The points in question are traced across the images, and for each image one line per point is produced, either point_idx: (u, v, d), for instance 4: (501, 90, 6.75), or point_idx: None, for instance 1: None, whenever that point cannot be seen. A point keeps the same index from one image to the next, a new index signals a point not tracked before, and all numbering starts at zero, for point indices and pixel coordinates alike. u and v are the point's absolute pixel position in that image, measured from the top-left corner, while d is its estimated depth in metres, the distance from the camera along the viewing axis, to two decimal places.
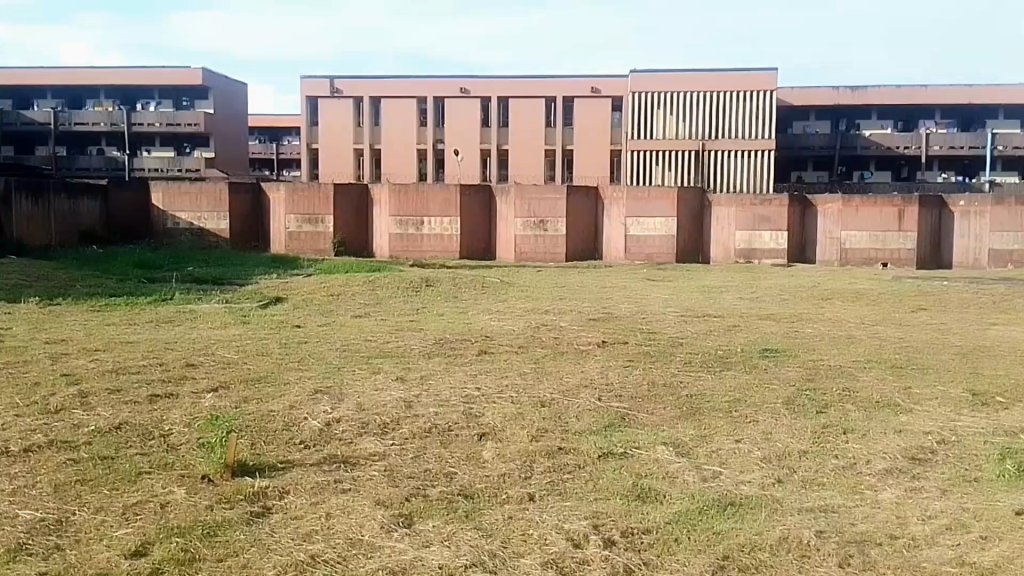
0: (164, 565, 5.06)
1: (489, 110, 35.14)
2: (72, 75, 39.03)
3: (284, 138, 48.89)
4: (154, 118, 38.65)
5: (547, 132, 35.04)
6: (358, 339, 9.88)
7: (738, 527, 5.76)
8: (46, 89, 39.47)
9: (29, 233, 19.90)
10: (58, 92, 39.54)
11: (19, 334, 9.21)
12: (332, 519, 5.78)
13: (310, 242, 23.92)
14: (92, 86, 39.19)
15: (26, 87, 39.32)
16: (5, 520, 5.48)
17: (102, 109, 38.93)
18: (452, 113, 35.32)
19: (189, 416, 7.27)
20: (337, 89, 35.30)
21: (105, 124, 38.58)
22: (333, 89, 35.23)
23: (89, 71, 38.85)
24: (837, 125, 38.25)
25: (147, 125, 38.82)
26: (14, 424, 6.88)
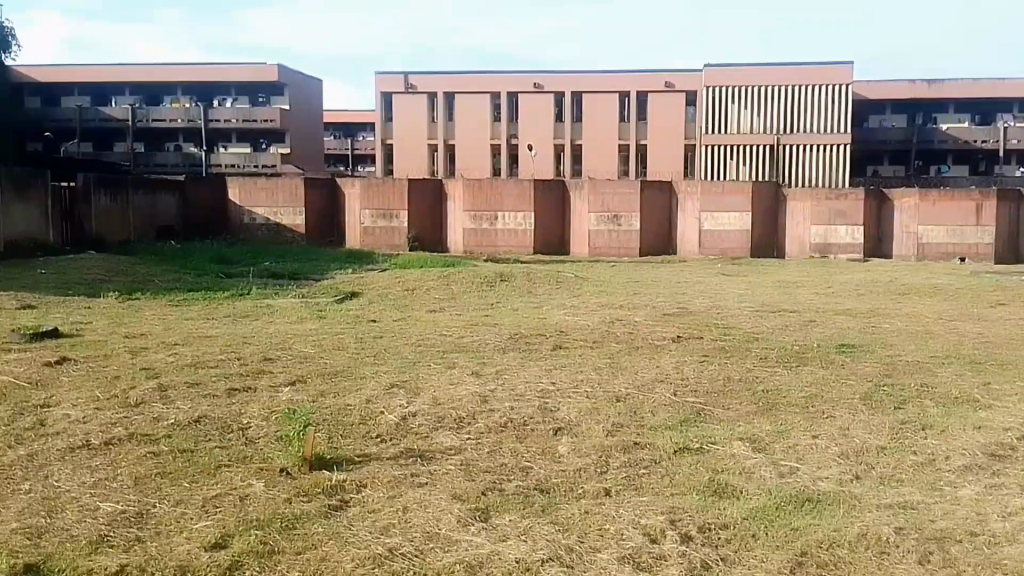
0: (244, 557, 5.09)
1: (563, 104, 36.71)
2: (150, 72, 39.73)
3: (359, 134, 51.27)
4: (231, 114, 39.33)
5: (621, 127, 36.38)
6: (432, 333, 9.90)
7: (816, 524, 5.69)
8: (125, 86, 40.24)
9: (107, 228, 20.60)
10: (135, 89, 40.28)
11: (99, 328, 9.37)
12: (409, 513, 5.80)
13: (384, 238, 24.17)
14: (170, 83, 39.97)
15: (106, 84, 40.16)
16: (87, 512, 5.49)
17: (179, 105, 39.66)
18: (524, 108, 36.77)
19: (267, 410, 7.28)
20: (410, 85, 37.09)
21: (182, 121, 39.26)
22: (408, 86, 37.05)
23: (167, 69, 39.61)
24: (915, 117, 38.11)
25: (224, 122, 39.38)
26: (96, 417, 6.87)
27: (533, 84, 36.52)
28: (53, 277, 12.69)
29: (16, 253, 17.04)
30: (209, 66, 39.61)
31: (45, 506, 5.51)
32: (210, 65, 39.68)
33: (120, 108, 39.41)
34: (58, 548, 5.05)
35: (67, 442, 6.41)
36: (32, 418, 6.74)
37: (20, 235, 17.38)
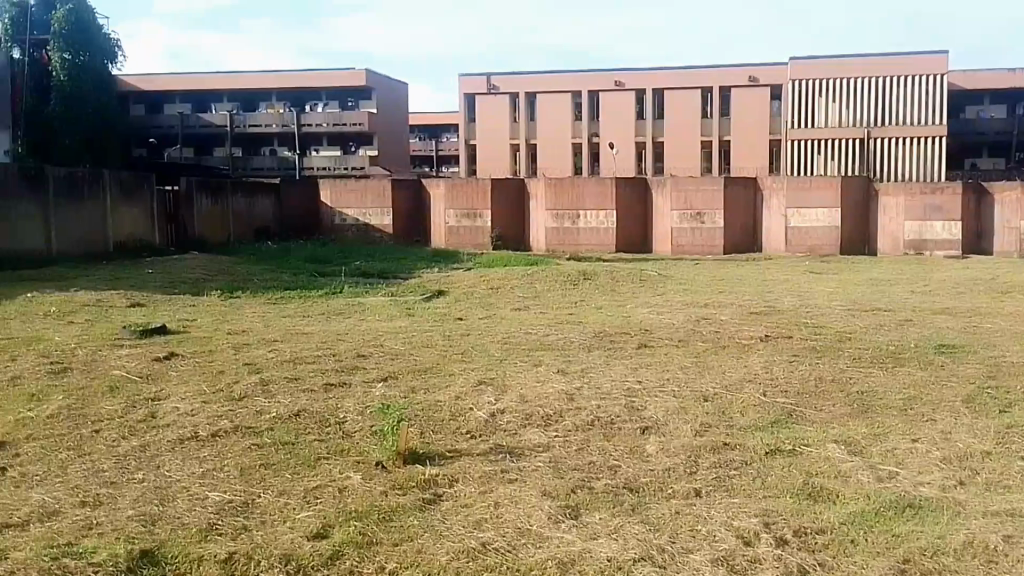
0: (344, 547, 5.25)
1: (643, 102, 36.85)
2: (247, 80, 41.68)
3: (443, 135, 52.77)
4: (322, 119, 40.98)
5: (704, 123, 36.40)
6: (517, 331, 10.00)
7: (919, 530, 5.49)
8: (224, 94, 42.17)
9: (208, 229, 22.06)
10: (233, 96, 42.20)
11: (204, 324, 9.80)
12: (501, 508, 5.87)
13: (468, 237, 24.61)
14: (266, 90, 41.92)
15: (205, 92, 42.04)
16: (197, 501, 5.73)
17: (273, 111, 41.48)
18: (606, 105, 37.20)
19: (363, 404, 7.48)
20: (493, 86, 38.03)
21: (277, 126, 41.07)
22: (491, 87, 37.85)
23: (262, 76, 41.54)
24: (1014, 109, 36.54)
25: (316, 126, 41.16)
26: (203, 410, 7.17)
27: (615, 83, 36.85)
28: (159, 276, 13.31)
29: (125, 253, 18.73)
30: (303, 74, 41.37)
31: (158, 494, 5.77)
32: (304, 73, 41.43)
33: (219, 115, 41.10)
34: (170, 535, 5.28)
35: (177, 433, 6.70)
36: (144, 411, 7.07)
37: (128, 239, 19.07)
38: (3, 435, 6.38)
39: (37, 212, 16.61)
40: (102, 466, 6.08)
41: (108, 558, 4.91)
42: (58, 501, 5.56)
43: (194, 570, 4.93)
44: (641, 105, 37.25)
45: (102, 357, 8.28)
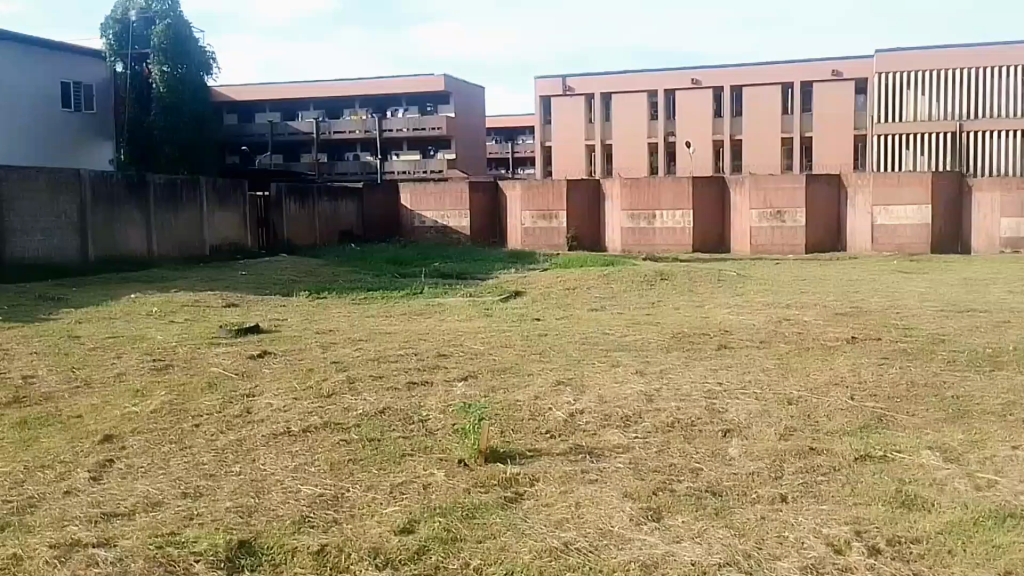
0: (430, 543, 5.36)
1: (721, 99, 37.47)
2: (332, 87, 42.80)
3: (519, 138, 53.29)
4: (402, 124, 41.85)
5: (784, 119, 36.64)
6: (596, 332, 10.02)
7: (1021, 542, 5.25)
8: (310, 103, 43.57)
9: (296, 233, 23.15)
10: (318, 104, 43.53)
11: (294, 324, 10.14)
12: (582, 509, 5.89)
13: (544, 237, 24.87)
14: (348, 97, 43.01)
15: (293, 101, 43.59)
16: (290, 494, 5.94)
17: (357, 117, 42.45)
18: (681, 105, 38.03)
19: (445, 403, 7.62)
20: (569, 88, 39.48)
21: (361, 132, 42.05)
22: (566, 88, 39.44)
23: (346, 83, 42.65)
24: None
25: (397, 131, 42.02)
26: (294, 405, 7.43)
27: (690, 81, 37.71)
28: (250, 278, 13.83)
29: (220, 256, 20.00)
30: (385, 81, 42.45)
31: (253, 487, 6.01)
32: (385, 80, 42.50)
33: (306, 123, 42.56)
34: (266, 526, 5.48)
35: (271, 428, 6.97)
36: (239, 407, 7.36)
37: (224, 240, 20.39)
38: (111, 429, 6.75)
39: (140, 218, 17.84)
40: (201, 460, 6.38)
41: (208, 548, 5.12)
42: (161, 492, 5.85)
43: (289, 560, 5.11)
44: (718, 104, 37.77)
45: (201, 354, 8.67)
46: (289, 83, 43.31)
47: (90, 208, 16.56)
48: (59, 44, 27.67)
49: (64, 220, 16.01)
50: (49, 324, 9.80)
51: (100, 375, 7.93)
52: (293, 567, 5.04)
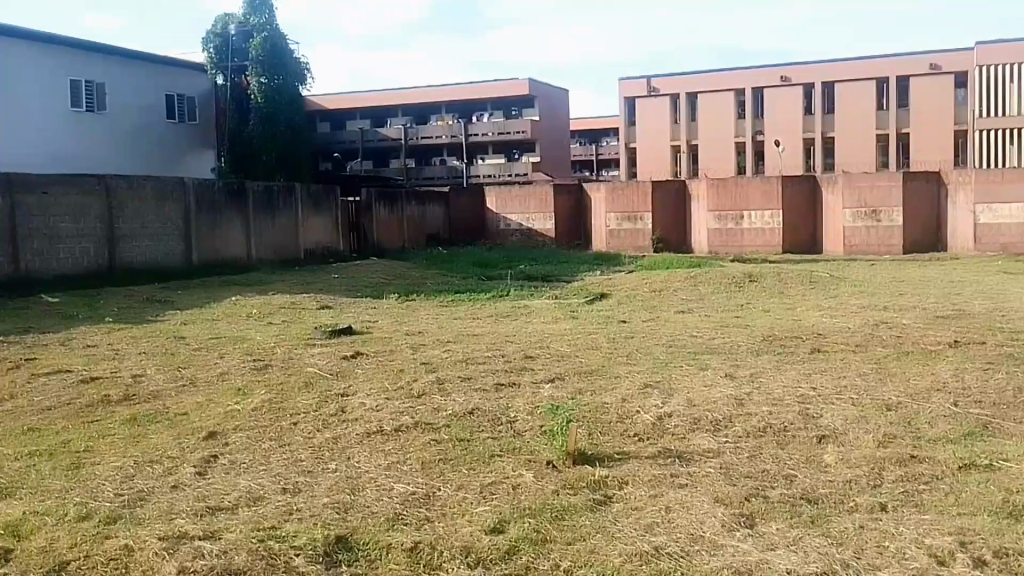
0: (520, 543, 5.40)
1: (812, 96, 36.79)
2: (420, 95, 44.00)
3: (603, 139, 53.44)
4: (488, 128, 42.54)
5: (878, 115, 35.78)
6: (683, 334, 9.90)
7: None
8: (398, 109, 45.02)
9: (385, 236, 23.75)
10: (407, 110, 44.84)
11: (384, 326, 10.39)
12: (672, 513, 5.80)
13: (630, 240, 24.64)
14: (435, 104, 44.14)
15: (382, 108, 45.05)
16: (383, 491, 6.09)
17: (443, 123, 43.36)
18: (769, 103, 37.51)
19: (532, 404, 7.66)
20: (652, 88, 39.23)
21: (446, 137, 42.97)
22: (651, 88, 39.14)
23: (433, 91, 43.63)
24: None
25: (482, 135, 42.72)
26: (387, 405, 7.61)
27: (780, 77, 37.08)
28: (340, 280, 14.25)
29: (313, 259, 20.76)
30: (470, 87, 43.20)
31: (349, 484, 6.18)
32: (470, 86, 43.23)
33: (394, 129, 43.69)
34: (361, 523, 5.63)
35: (364, 427, 7.16)
36: (334, 406, 7.59)
37: (317, 245, 21.10)
38: (214, 426, 7.06)
39: (240, 223, 18.70)
40: (299, 456, 6.60)
41: (308, 542, 5.29)
42: (262, 488, 6.08)
43: (384, 557, 5.23)
44: (808, 101, 37.09)
45: (297, 355, 8.97)
46: (378, 92, 44.72)
47: (193, 215, 17.44)
48: (161, 60, 29.20)
49: (168, 226, 16.89)
50: (158, 324, 10.35)
51: (204, 374, 8.31)
52: (387, 563, 5.15)
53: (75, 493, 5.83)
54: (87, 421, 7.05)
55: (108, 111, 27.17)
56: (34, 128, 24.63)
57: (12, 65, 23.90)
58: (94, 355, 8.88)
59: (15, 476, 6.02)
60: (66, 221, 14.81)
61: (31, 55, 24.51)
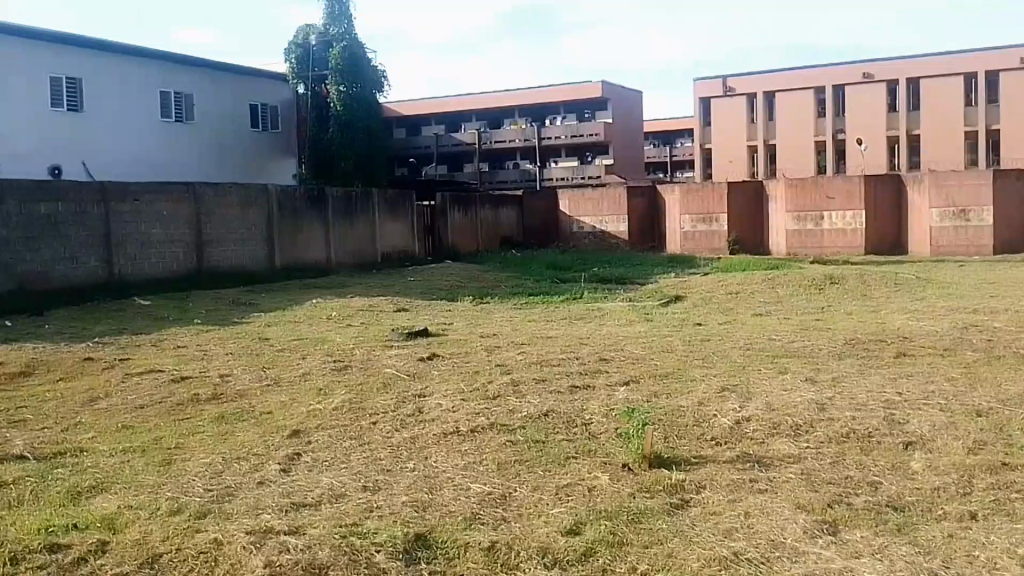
0: (597, 545, 5.39)
1: (897, 93, 35.82)
2: (495, 99, 44.65)
3: (677, 142, 52.94)
4: (561, 131, 42.73)
5: (967, 112, 34.58)
6: (761, 337, 9.70)
7: None
8: (473, 114, 45.49)
9: (460, 240, 24.07)
10: (481, 115, 45.39)
11: (459, 328, 10.52)
12: (752, 519, 5.68)
13: (705, 241, 24.30)
14: (509, 108, 44.67)
15: (457, 113, 45.69)
16: (461, 491, 6.18)
17: (517, 127, 43.77)
18: (851, 101, 36.60)
19: (607, 407, 7.64)
20: (728, 88, 39.13)
21: (520, 141, 43.18)
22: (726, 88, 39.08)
23: (507, 95, 44.24)
24: None
25: (555, 139, 42.97)
26: (463, 406, 7.71)
27: (862, 75, 36.18)
28: (415, 283, 14.50)
29: (391, 263, 21.25)
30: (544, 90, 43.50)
31: (427, 483, 6.29)
32: (543, 89, 43.51)
33: (468, 134, 44.29)
34: (439, 521, 5.71)
35: (441, 428, 7.27)
36: (412, 406, 7.73)
37: (394, 249, 21.58)
38: (298, 425, 7.28)
39: (320, 229, 19.30)
40: (378, 456, 6.74)
41: (387, 539, 5.40)
42: (344, 485, 6.23)
43: (462, 555, 5.29)
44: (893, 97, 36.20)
45: (375, 356, 9.18)
46: (452, 97, 45.41)
47: (276, 221, 18.11)
48: (246, 71, 30.26)
49: (252, 231, 17.57)
50: (244, 326, 10.73)
51: (287, 374, 8.58)
52: (465, 562, 5.21)
53: (167, 487, 6.06)
54: (177, 419, 7.36)
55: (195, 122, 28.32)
56: (126, 140, 25.97)
57: (105, 80, 25.29)
58: (184, 355, 9.28)
59: (111, 470, 6.30)
60: (157, 228, 15.51)
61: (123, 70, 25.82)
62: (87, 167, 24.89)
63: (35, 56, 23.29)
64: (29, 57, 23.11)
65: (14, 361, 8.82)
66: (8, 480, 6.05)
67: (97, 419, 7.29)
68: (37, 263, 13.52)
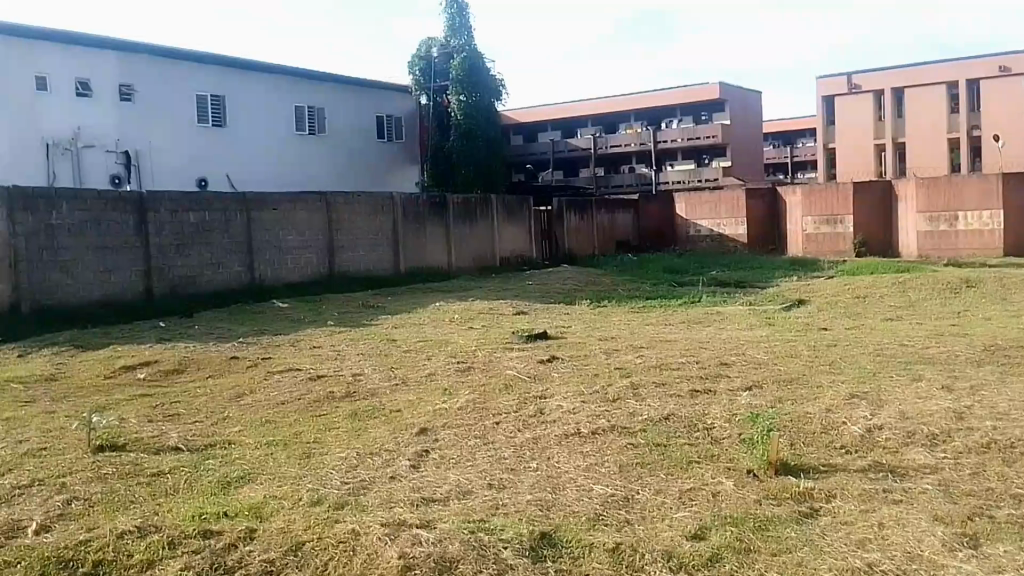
0: (723, 551, 5.31)
1: None
2: (609, 104, 44.93)
3: (799, 142, 51.59)
4: (676, 134, 42.26)
5: None
6: (892, 343, 9.34)
7: None
8: (588, 120, 46.17)
9: (577, 243, 24.34)
10: (596, 120, 45.91)
11: (578, 331, 10.64)
12: (886, 530, 5.48)
13: (829, 243, 23.52)
14: (624, 112, 44.86)
15: (573, 119, 46.62)
16: (583, 492, 6.24)
17: (633, 131, 43.94)
18: (986, 96, 35.25)
19: (730, 412, 7.56)
20: (853, 85, 38.21)
21: (636, 145, 43.42)
22: (852, 85, 38.18)
23: (621, 99, 44.41)
24: None
25: (671, 142, 42.52)
26: (584, 408, 7.80)
27: (998, 68, 34.80)
28: (528, 287, 14.72)
29: (509, 267, 21.74)
30: (659, 94, 43.48)
31: (551, 483, 6.39)
32: (659, 93, 43.48)
33: (584, 139, 44.90)
34: (563, 521, 5.77)
35: (563, 429, 7.38)
36: (534, 407, 7.89)
37: (511, 253, 22.07)
38: (425, 423, 7.55)
39: (443, 235, 19.94)
40: (502, 454, 6.92)
41: (514, 536, 5.49)
42: (470, 483, 6.42)
43: (587, 555, 5.32)
44: None
45: (497, 358, 9.41)
46: (568, 103, 46.37)
47: (401, 227, 18.79)
48: (371, 84, 31.47)
49: (380, 237, 18.33)
50: (372, 328, 11.20)
51: (413, 374, 8.91)
52: (590, 562, 5.23)
53: (307, 480, 6.40)
54: (314, 415, 7.79)
55: (323, 134, 29.77)
56: (259, 152, 27.63)
57: (240, 95, 26.93)
58: (319, 355, 9.78)
59: (256, 462, 6.73)
60: (287, 235, 16.35)
61: (255, 85, 27.38)
62: (230, 178, 26.83)
63: (182, 77, 25.35)
64: (178, 78, 25.21)
65: (169, 359, 9.54)
66: (165, 470, 6.52)
67: (242, 414, 7.81)
68: (183, 268, 14.56)
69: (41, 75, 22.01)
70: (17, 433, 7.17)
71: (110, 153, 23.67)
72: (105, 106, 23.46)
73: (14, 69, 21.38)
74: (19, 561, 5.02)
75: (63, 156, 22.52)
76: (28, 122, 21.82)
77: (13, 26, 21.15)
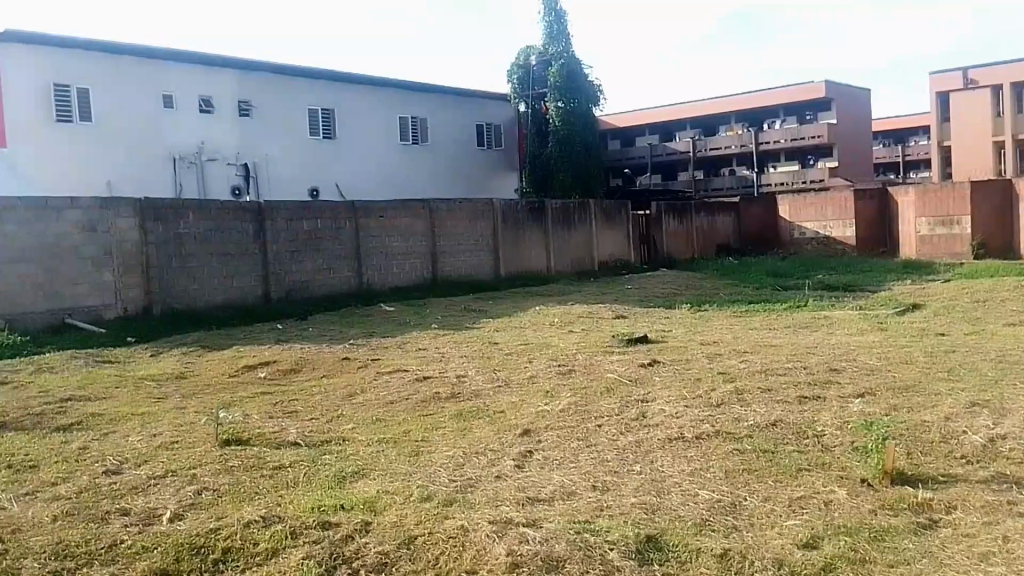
0: (837, 561, 5.17)
1: None
2: (708, 107, 44.29)
3: (910, 140, 49.45)
4: (779, 135, 41.13)
5: None
6: (1016, 350, 8.87)
7: None
8: (687, 122, 45.73)
9: (675, 247, 24.12)
10: (696, 123, 45.39)
11: (679, 335, 10.56)
12: (1012, 544, 5.23)
13: (945, 246, 22.42)
14: (724, 114, 44.08)
15: (671, 122, 46.21)
16: (688, 497, 6.19)
17: (734, 133, 43.08)
18: None
19: (841, 419, 7.36)
20: (970, 81, 36.56)
21: (736, 147, 42.58)
22: (968, 81, 36.59)
23: (720, 102, 43.76)
24: None
25: (774, 143, 41.42)
26: (687, 413, 7.76)
27: None
28: (625, 291, 14.70)
29: (608, 271, 21.77)
30: (761, 95, 42.49)
31: (655, 487, 6.38)
32: (761, 93, 42.51)
33: (683, 142, 44.30)
34: (669, 525, 5.74)
35: (665, 433, 7.37)
36: (636, 411, 7.90)
37: (610, 257, 22.11)
38: (528, 424, 7.68)
39: (540, 240, 20.18)
40: (606, 456, 6.97)
41: (620, 538, 5.50)
42: (574, 484, 6.49)
43: (695, 560, 5.27)
44: None
45: (598, 361, 9.47)
46: (667, 107, 46.05)
47: (500, 232, 19.12)
48: (470, 93, 32.04)
49: (479, 242, 18.69)
50: (474, 332, 11.43)
51: (515, 377, 9.07)
52: (698, 566, 5.19)
53: (417, 477, 6.62)
54: (422, 415, 8.04)
55: (424, 144, 30.54)
56: (363, 162, 28.60)
57: (345, 108, 27.97)
58: (425, 357, 10.08)
59: (368, 459, 7.01)
60: (388, 241, 16.85)
61: (359, 97, 28.37)
62: (338, 188, 27.95)
63: (294, 92, 26.51)
64: (289, 92, 26.34)
65: (284, 360, 10.03)
66: (285, 464, 6.87)
67: (353, 412, 8.14)
68: (295, 273, 15.22)
69: (167, 93, 23.48)
70: (152, 427, 7.70)
71: (230, 166, 25.04)
72: (225, 121, 24.81)
73: (143, 87, 22.89)
74: (157, 546, 5.34)
75: (189, 169, 23.99)
76: (157, 138, 23.33)
77: (145, 48, 22.64)
